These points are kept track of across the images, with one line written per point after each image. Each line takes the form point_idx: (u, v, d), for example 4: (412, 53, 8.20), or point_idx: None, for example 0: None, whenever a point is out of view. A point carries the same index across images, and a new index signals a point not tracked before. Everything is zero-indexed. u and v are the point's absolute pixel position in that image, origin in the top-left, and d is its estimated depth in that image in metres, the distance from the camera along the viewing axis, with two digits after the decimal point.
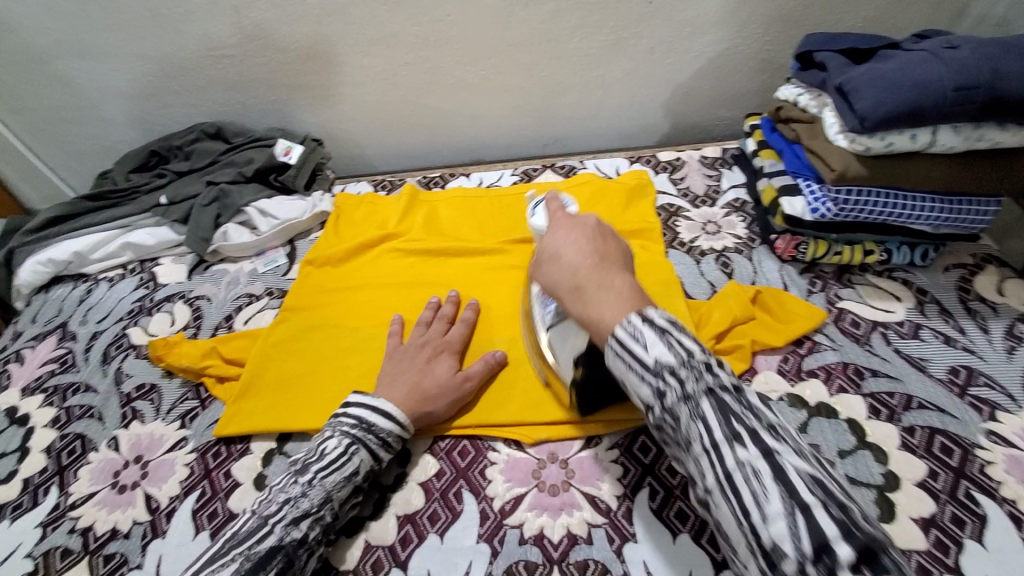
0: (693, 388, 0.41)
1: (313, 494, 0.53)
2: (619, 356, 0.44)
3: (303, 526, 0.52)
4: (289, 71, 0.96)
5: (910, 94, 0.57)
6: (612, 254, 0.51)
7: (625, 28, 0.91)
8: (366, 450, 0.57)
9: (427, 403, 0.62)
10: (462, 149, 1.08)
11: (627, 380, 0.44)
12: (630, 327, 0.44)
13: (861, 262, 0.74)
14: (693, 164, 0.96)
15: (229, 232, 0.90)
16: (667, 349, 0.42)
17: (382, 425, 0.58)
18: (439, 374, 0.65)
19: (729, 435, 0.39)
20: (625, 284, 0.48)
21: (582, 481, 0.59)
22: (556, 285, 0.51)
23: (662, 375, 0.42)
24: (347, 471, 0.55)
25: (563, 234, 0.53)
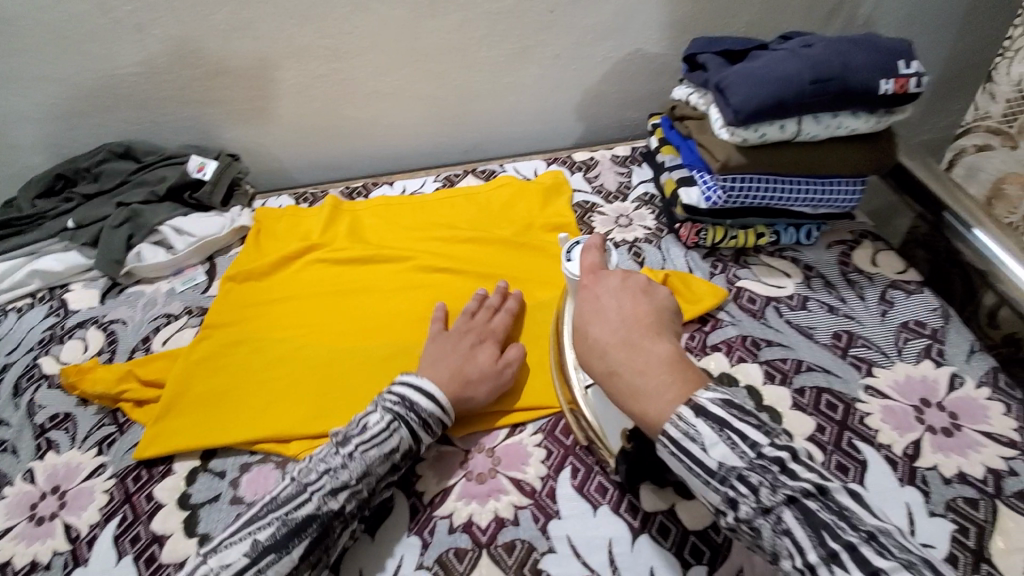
0: (771, 500, 0.40)
1: (352, 467, 0.54)
2: (677, 457, 0.44)
3: (340, 499, 0.53)
4: (200, 87, 0.94)
5: (775, 88, 0.64)
6: (644, 317, 0.51)
7: (532, 36, 0.95)
8: (407, 429, 0.57)
9: (467, 387, 0.62)
10: (383, 159, 1.09)
11: (694, 486, 0.44)
12: (682, 426, 0.43)
13: (755, 244, 0.81)
14: (606, 163, 1.01)
15: (142, 253, 0.88)
16: (735, 456, 0.42)
17: (424, 405, 0.59)
18: (483, 360, 0.65)
19: (822, 552, 0.38)
20: (660, 360, 0.48)
21: (508, 467, 0.62)
22: (590, 366, 0.51)
23: (731, 482, 0.42)
24: (387, 447, 0.56)
25: (590, 303, 0.54)
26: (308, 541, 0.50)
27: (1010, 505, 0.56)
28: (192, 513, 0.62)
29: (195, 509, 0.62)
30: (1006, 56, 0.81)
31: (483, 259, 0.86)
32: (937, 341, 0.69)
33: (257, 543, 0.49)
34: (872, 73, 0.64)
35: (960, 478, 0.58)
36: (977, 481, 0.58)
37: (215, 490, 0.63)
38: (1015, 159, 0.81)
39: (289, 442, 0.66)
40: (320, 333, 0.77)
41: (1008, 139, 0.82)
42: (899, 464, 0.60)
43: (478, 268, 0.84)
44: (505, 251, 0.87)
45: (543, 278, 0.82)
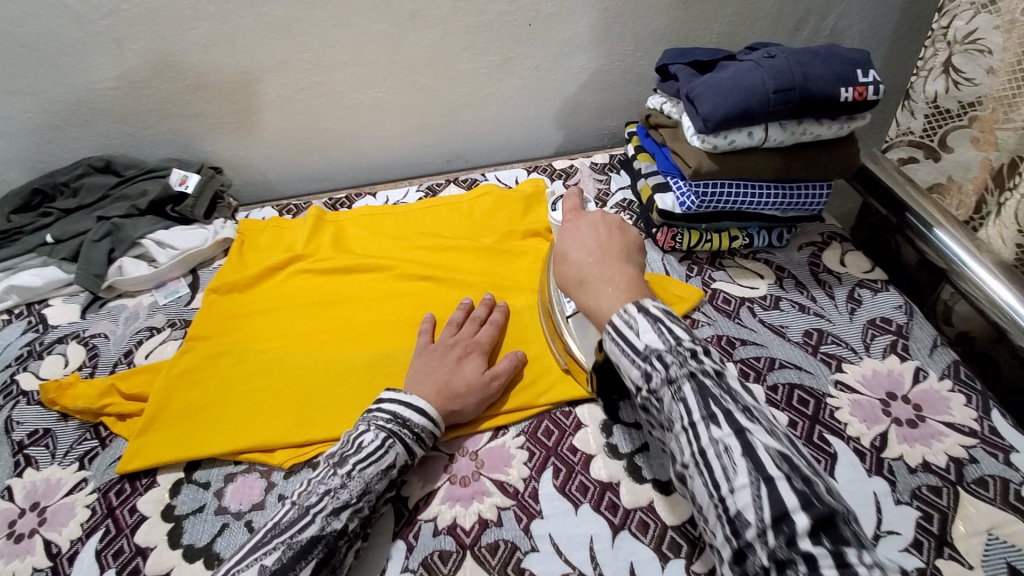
0: (677, 373, 0.46)
1: (352, 486, 0.55)
2: (614, 341, 0.51)
3: (342, 517, 0.53)
4: (181, 101, 0.95)
5: (741, 97, 0.67)
6: (615, 247, 0.59)
7: (510, 48, 0.98)
8: (401, 444, 0.58)
9: (456, 397, 0.64)
10: (366, 170, 1.10)
11: (622, 365, 0.50)
12: (625, 316, 0.51)
13: (729, 247, 0.84)
14: (585, 170, 1.04)
15: (124, 266, 0.88)
16: (657, 338, 0.48)
17: (415, 420, 0.60)
18: (470, 373, 0.66)
19: (705, 414, 0.44)
20: (621, 275, 0.56)
21: (491, 470, 0.63)
22: (564, 281, 0.59)
23: (650, 360, 0.48)
24: (384, 463, 0.57)
25: (573, 233, 0.62)
26: (315, 564, 0.50)
27: (971, 491, 0.59)
28: (175, 525, 0.62)
29: (178, 521, 0.62)
30: (918, 75, 0.81)
31: (465, 267, 0.87)
32: (903, 336, 0.72)
33: (264, 569, 0.48)
34: (832, 82, 0.67)
35: (925, 468, 0.61)
36: (941, 470, 0.61)
37: (199, 501, 0.64)
38: (939, 171, 0.84)
39: (272, 452, 0.67)
40: (305, 341, 0.78)
41: (931, 152, 0.83)
42: (868, 456, 0.62)
43: (460, 274, 0.85)
44: (487, 257, 0.88)
45: (524, 283, 0.84)
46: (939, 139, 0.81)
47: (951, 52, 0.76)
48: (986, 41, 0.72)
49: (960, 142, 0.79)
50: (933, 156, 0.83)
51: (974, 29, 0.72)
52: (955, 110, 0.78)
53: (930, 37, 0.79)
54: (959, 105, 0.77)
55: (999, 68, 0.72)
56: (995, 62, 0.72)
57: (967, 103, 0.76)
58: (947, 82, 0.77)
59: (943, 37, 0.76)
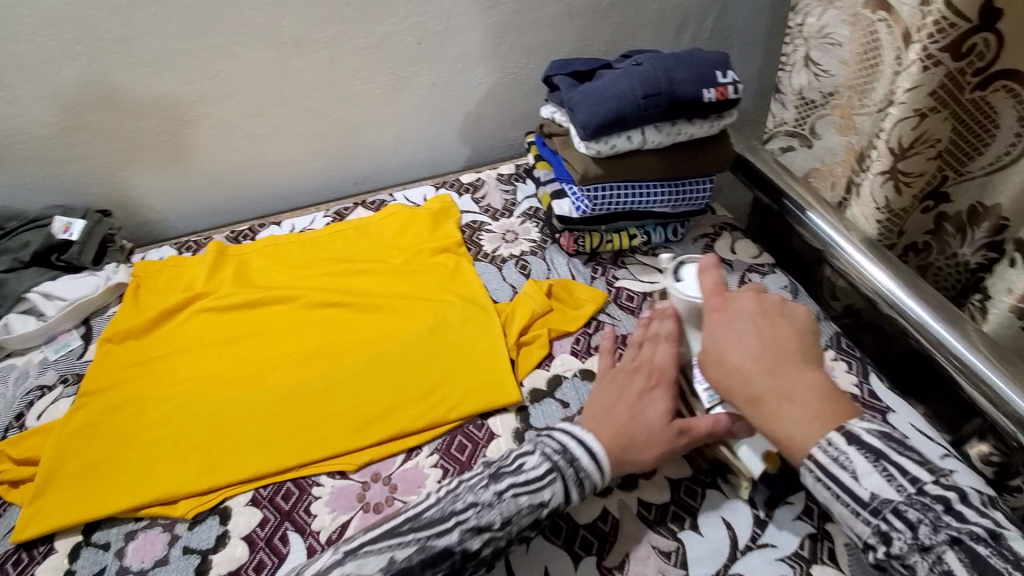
0: (931, 538, 0.42)
1: (503, 507, 0.51)
2: (825, 484, 0.47)
3: (480, 540, 0.50)
4: (58, 144, 0.90)
5: (613, 104, 0.70)
6: (785, 345, 0.53)
7: (403, 68, 0.98)
8: (561, 483, 0.54)
9: (633, 453, 0.57)
10: (270, 200, 1.08)
11: (841, 514, 0.47)
12: (832, 452, 0.47)
13: (629, 245, 0.87)
14: (492, 182, 1.06)
15: (10, 323, 0.83)
16: (887, 486, 0.45)
17: (586, 464, 0.55)
18: (654, 417, 0.58)
19: None
20: (805, 388, 0.50)
21: (405, 493, 0.63)
22: (728, 391, 0.53)
23: (884, 515, 0.44)
24: (536, 498, 0.53)
25: (725, 329, 0.56)
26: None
27: None
28: None
29: None
30: (784, 69, 0.87)
31: (374, 289, 0.86)
32: None
33: (391, 562, 0.47)
34: (696, 84, 0.70)
35: None
36: None
37: (99, 564, 0.60)
38: (813, 156, 0.90)
39: (177, 501, 0.64)
40: (209, 381, 0.76)
41: (805, 139, 0.89)
42: None
43: (370, 296, 0.85)
44: (396, 276, 0.88)
45: (433, 297, 0.83)
46: (808, 128, 0.87)
47: (809, 46, 0.81)
48: (836, 35, 0.77)
49: (825, 128, 0.85)
50: (806, 143, 0.89)
51: (825, 25, 0.77)
52: (818, 99, 0.84)
53: (790, 34, 0.85)
54: (821, 95, 0.83)
55: (850, 60, 0.77)
56: (846, 53, 0.77)
57: (828, 93, 0.82)
58: (810, 75, 0.83)
59: (800, 34, 0.82)
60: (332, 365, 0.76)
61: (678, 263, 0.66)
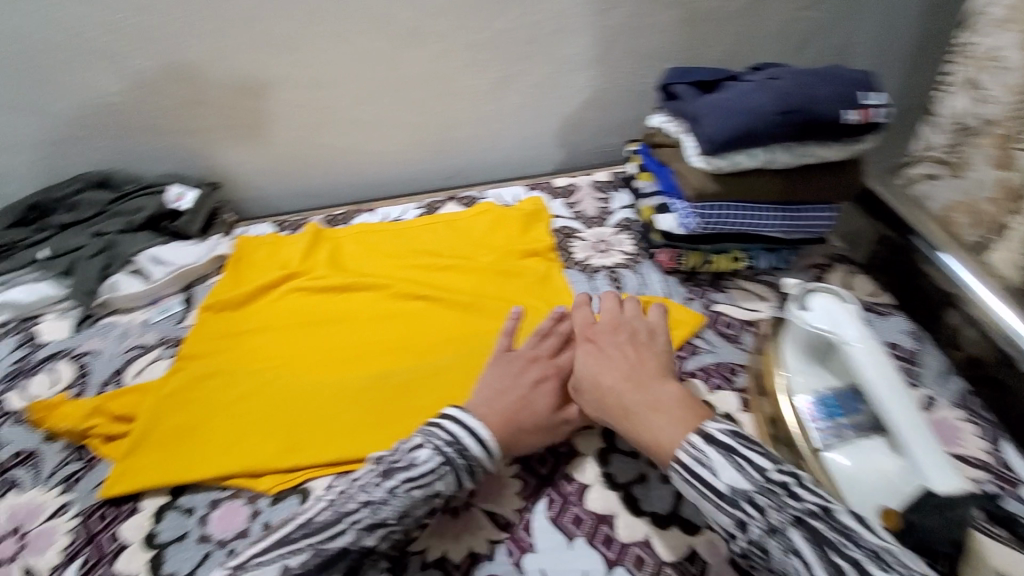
0: (778, 520, 0.45)
1: (393, 503, 0.51)
2: (690, 483, 0.49)
3: (372, 539, 0.50)
4: (180, 117, 0.95)
5: (743, 119, 0.66)
6: (650, 369, 0.59)
7: (510, 66, 0.97)
8: (454, 474, 0.54)
9: (515, 443, 0.59)
10: (365, 187, 1.09)
11: (708, 512, 0.49)
12: (693, 452, 0.50)
13: (731, 268, 0.82)
14: (586, 189, 1.03)
15: (119, 283, 0.88)
16: (741, 477, 0.47)
17: (476, 454, 0.55)
18: (542, 406, 0.61)
19: (832, 569, 0.42)
20: (669, 399, 0.55)
21: (482, 499, 0.60)
22: (606, 410, 0.58)
23: (739, 503, 0.47)
24: (430, 489, 0.53)
25: (595, 357, 0.61)
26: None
27: None
28: (158, 553, 0.59)
29: (160, 548, 0.60)
30: (942, 90, 0.82)
31: (462, 286, 0.86)
32: (913, 363, 0.69)
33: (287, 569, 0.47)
34: (836, 104, 0.65)
35: None
36: None
37: (182, 529, 0.61)
38: (961, 190, 0.80)
39: (259, 476, 0.65)
40: (298, 359, 0.77)
41: (951, 169, 0.82)
42: None
43: (457, 293, 0.84)
44: (485, 275, 0.87)
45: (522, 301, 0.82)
46: (958, 156, 0.81)
47: (974, 69, 0.77)
48: (1007, 58, 0.72)
49: (979, 159, 0.77)
50: (954, 175, 0.82)
51: (999, 47, 0.73)
52: (977, 126, 0.77)
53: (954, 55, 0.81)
54: (980, 121, 0.77)
55: (1018, 84, 0.71)
56: (1015, 77, 0.72)
57: (987, 120, 0.76)
58: (971, 98, 0.78)
59: (964, 54, 0.78)
60: (416, 359, 0.75)
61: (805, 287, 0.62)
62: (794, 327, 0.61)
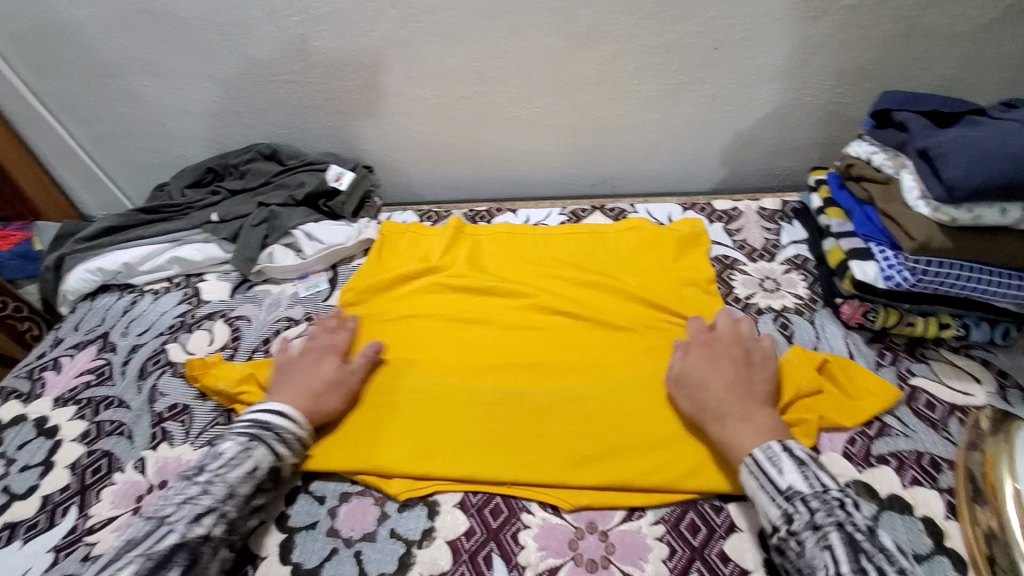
0: (823, 519, 0.48)
1: (214, 490, 0.55)
2: (755, 475, 0.53)
3: (205, 523, 0.53)
4: (347, 99, 0.97)
5: (1005, 167, 0.55)
6: (754, 389, 0.60)
7: (687, 73, 0.88)
8: (265, 446, 0.59)
9: (318, 409, 0.65)
10: (509, 184, 1.07)
11: (760, 503, 0.52)
12: (768, 453, 0.54)
13: (935, 335, 0.69)
14: (751, 215, 0.92)
15: (275, 254, 0.91)
16: (803, 481, 0.51)
17: (280, 422, 0.61)
18: (325, 371, 0.68)
19: (855, 567, 0.44)
20: (764, 417, 0.58)
21: (622, 559, 0.54)
22: (699, 410, 0.60)
23: (793, 501, 0.50)
24: (248, 466, 0.57)
25: (706, 362, 0.63)
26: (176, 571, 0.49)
27: None
28: (287, 537, 0.59)
29: (291, 533, 0.60)
30: None
31: (608, 307, 0.79)
32: None
33: None
34: None
35: None
36: None
37: (312, 517, 0.61)
38: None
39: (391, 478, 0.63)
40: (434, 357, 0.75)
41: None
42: None
43: (601, 314, 0.78)
44: (632, 298, 0.79)
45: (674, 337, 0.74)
46: None
47: None
48: None
49: None
50: None
51: None
52: None
53: None
54: None
55: None
56: None
57: None
58: None
59: None
60: (554, 381, 0.70)
61: None
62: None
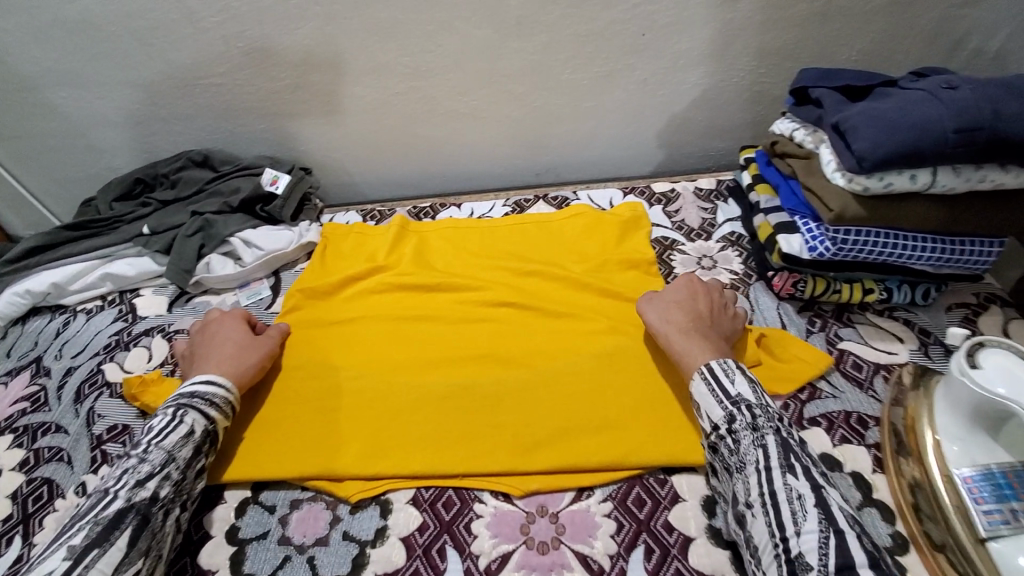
0: (764, 423, 0.53)
1: (152, 457, 0.55)
2: (707, 383, 0.57)
3: (150, 486, 0.54)
4: (278, 100, 0.95)
5: (909, 136, 0.57)
6: (721, 324, 0.65)
7: (617, 59, 0.90)
8: (195, 411, 0.60)
9: (241, 368, 0.67)
10: (452, 179, 1.07)
11: (706, 405, 0.56)
12: (723, 365, 0.58)
13: (860, 301, 0.72)
14: (688, 196, 0.95)
15: (212, 263, 0.89)
16: (750, 392, 0.55)
17: (205, 389, 0.62)
18: (237, 338, 0.70)
19: (784, 464, 0.50)
20: (721, 343, 0.62)
21: (574, 539, 0.56)
22: (667, 324, 0.64)
23: (739, 405, 0.54)
24: (182, 431, 0.58)
25: (687, 292, 0.68)
26: (130, 531, 0.51)
27: None
28: (239, 549, 0.58)
29: (242, 545, 0.59)
30: None
31: (552, 294, 0.80)
32: None
33: (71, 548, 0.48)
34: None
35: None
36: None
37: (264, 526, 0.60)
38: None
39: (340, 481, 0.63)
40: (381, 353, 0.75)
41: None
42: None
43: (547, 302, 0.79)
44: (576, 283, 0.81)
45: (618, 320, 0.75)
46: None
47: None
48: None
49: None
50: None
51: None
52: None
53: None
54: None
55: None
56: None
57: None
58: None
59: None
60: (503, 370, 0.71)
61: (981, 343, 0.53)
62: (958, 386, 0.52)
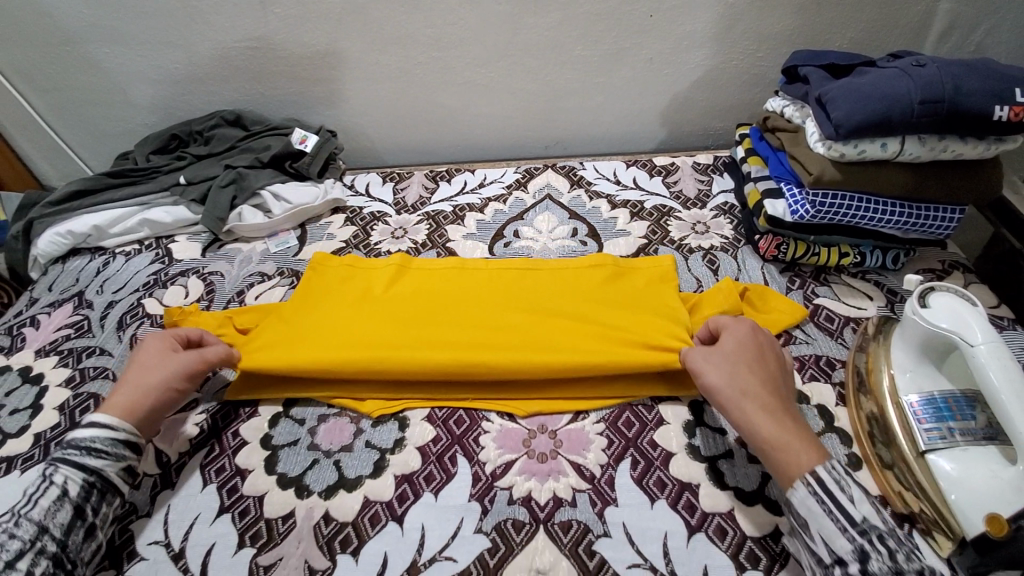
0: (907, 564, 0.45)
1: (21, 532, 0.52)
2: (820, 499, 0.49)
3: (20, 567, 0.50)
4: (308, 65, 1.01)
5: (881, 106, 0.64)
6: (781, 387, 0.58)
7: (625, 39, 0.97)
8: (67, 466, 0.56)
9: (141, 399, 0.61)
10: (467, 148, 1.14)
11: (825, 530, 0.48)
12: (834, 471, 0.50)
13: (837, 264, 0.79)
14: (687, 169, 1.02)
15: (244, 213, 0.96)
16: (873, 515, 0.48)
17: (82, 436, 0.57)
18: (153, 362, 0.65)
19: None
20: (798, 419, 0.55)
21: (570, 451, 0.63)
22: (743, 403, 0.56)
23: (869, 535, 0.47)
24: (53, 494, 0.54)
25: (738, 356, 0.60)
26: None
27: None
28: (272, 453, 0.66)
29: (275, 449, 0.66)
30: None
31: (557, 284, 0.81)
32: None
33: None
34: (989, 98, 0.62)
35: None
36: None
37: (295, 435, 0.68)
38: None
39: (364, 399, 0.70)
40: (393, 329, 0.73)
41: None
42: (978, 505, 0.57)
43: (552, 339, 0.70)
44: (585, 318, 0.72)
45: None
46: None
47: None
48: None
49: None
50: None
51: None
52: None
53: None
54: None
55: None
56: None
57: None
58: None
59: None
60: None
61: (931, 289, 0.60)
62: (913, 327, 0.60)
